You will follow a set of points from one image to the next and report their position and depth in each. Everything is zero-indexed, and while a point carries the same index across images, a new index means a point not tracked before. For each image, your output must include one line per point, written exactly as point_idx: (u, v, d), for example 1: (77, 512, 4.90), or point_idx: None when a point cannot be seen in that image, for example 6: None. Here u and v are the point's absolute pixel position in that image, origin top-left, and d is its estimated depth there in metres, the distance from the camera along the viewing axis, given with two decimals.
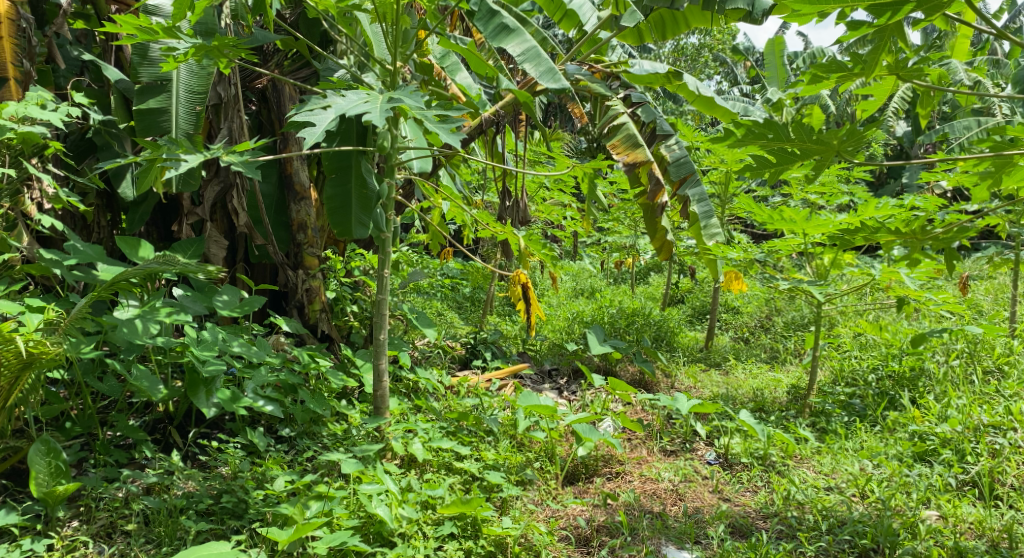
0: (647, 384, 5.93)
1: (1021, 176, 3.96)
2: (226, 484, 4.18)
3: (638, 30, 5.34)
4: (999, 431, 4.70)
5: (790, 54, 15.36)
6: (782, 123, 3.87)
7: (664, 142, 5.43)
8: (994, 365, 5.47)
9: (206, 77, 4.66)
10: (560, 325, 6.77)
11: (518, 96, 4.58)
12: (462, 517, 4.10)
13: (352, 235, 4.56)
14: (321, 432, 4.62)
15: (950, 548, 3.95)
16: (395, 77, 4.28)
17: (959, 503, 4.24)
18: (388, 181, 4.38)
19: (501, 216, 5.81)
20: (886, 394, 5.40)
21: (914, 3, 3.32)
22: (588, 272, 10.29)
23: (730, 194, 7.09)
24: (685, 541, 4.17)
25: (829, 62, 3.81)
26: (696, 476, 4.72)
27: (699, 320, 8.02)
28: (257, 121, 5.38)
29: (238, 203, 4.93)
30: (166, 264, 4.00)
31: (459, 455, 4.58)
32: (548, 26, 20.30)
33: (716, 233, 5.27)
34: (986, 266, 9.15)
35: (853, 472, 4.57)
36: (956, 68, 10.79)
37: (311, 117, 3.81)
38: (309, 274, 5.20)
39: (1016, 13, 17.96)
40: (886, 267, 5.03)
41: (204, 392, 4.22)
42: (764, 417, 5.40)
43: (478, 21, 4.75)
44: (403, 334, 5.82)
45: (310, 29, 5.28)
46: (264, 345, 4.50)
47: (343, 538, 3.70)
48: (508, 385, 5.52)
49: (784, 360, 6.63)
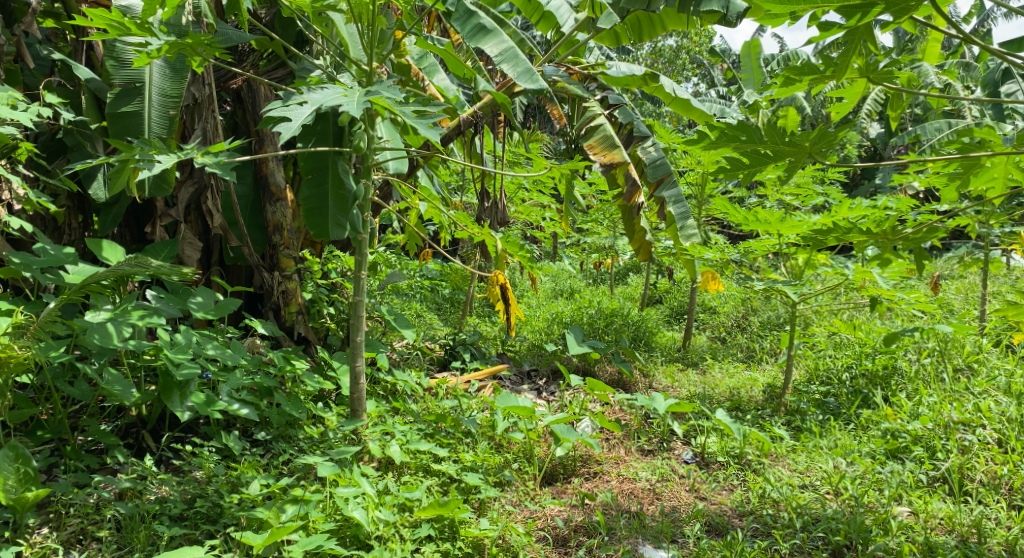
0: (625, 384, 6.01)
1: (988, 178, 4.06)
2: (200, 488, 4.10)
3: (614, 32, 5.44)
4: (968, 428, 4.81)
5: (763, 57, 15.58)
6: (755, 126, 3.91)
7: (641, 143, 5.51)
8: (964, 364, 5.59)
9: (180, 79, 4.58)
10: (538, 325, 6.80)
11: (496, 97, 4.60)
12: (439, 519, 4.06)
13: (330, 236, 4.49)
14: (298, 435, 4.55)
15: (921, 544, 4.02)
16: (371, 77, 4.25)
17: (929, 499, 4.33)
18: (365, 181, 4.34)
19: (479, 217, 5.88)
20: (859, 392, 5.51)
21: (883, 4, 3.37)
22: (566, 274, 10.34)
23: (706, 195, 7.18)
24: (662, 540, 4.18)
25: (802, 64, 3.85)
26: (674, 475, 4.76)
27: (676, 320, 8.13)
28: (233, 122, 5.31)
29: (212, 204, 4.86)
30: (138, 266, 3.95)
31: (437, 457, 4.55)
32: (525, 28, 20.39)
33: (692, 234, 5.42)
34: (956, 265, 9.31)
35: (827, 470, 4.64)
36: (926, 71, 10.97)
37: (287, 111, 3.75)
38: (285, 276, 5.16)
39: (979, 22, 18.39)
40: (859, 267, 5.16)
41: (178, 396, 4.15)
42: (741, 416, 5.47)
43: (455, 21, 4.85)
44: (381, 336, 5.81)
45: (286, 29, 5.24)
46: (239, 349, 4.41)
47: (319, 541, 3.64)
48: (487, 386, 5.53)
49: (759, 359, 6.73)
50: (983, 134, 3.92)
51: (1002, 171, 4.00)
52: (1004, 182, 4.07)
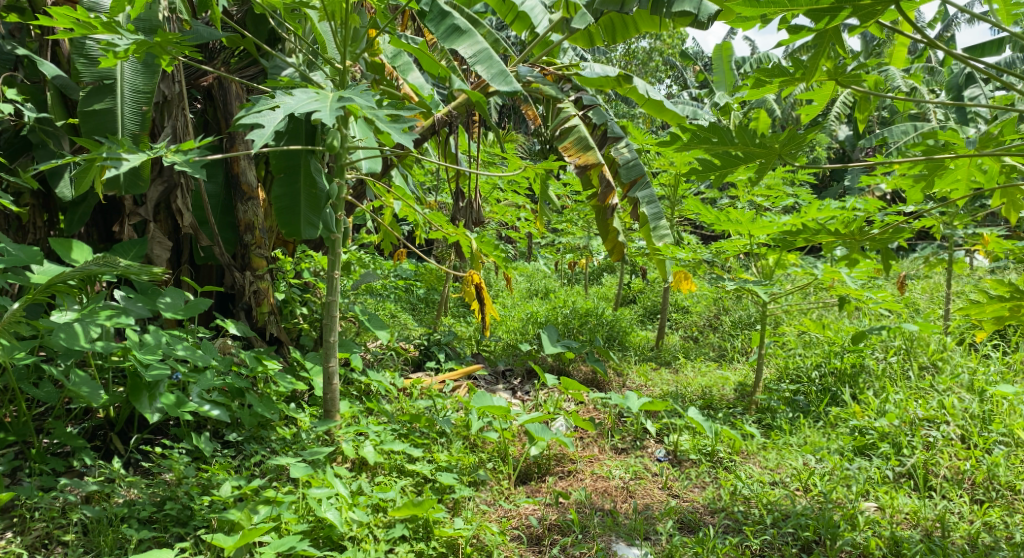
0: (600, 383, 6.09)
1: (953, 179, 4.15)
2: (170, 491, 4.01)
3: (588, 32, 5.50)
4: (932, 424, 4.93)
5: (735, 59, 15.75)
6: (726, 128, 3.96)
7: (615, 144, 5.65)
8: (929, 362, 5.73)
9: (152, 75, 4.49)
10: (514, 325, 6.85)
11: (471, 97, 4.66)
12: (414, 519, 4.04)
13: (301, 235, 4.51)
14: (270, 436, 4.51)
15: (887, 538, 4.10)
16: (344, 76, 4.21)
17: (895, 494, 4.41)
18: (337, 181, 4.30)
19: (454, 217, 6.05)
20: (828, 390, 5.62)
21: (850, 7, 3.43)
22: (541, 274, 10.39)
23: (678, 196, 7.28)
24: (636, 538, 4.22)
25: (773, 66, 3.88)
26: (647, 474, 4.81)
27: (649, 319, 8.24)
28: (203, 119, 5.26)
29: (182, 203, 4.81)
30: (106, 266, 3.86)
31: (411, 458, 4.54)
32: (500, 26, 20.53)
33: (665, 234, 5.57)
34: (921, 265, 9.51)
35: (797, 466, 4.72)
36: (893, 75, 11.15)
37: (259, 117, 3.75)
38: (256, 276, 5.08)
39: (944, 27, 18.70)
40: (828, 267, 5.30)
41: (147, 397, 4.08)
42: (712, 414, 5.55)
43: (429, 22, 4.84)
44: (355, 336, 5.84)
45: (258, 26, 5.19)
46: (210, 349, 4.33)
47: (291, 543, 3.62)
48: (462, 386, 5.57)
49: (731, 358, 6.84)
50: (947, 137, 4.02)
51: (965, 173, 4.09)
52: (967, 183, 4.17)
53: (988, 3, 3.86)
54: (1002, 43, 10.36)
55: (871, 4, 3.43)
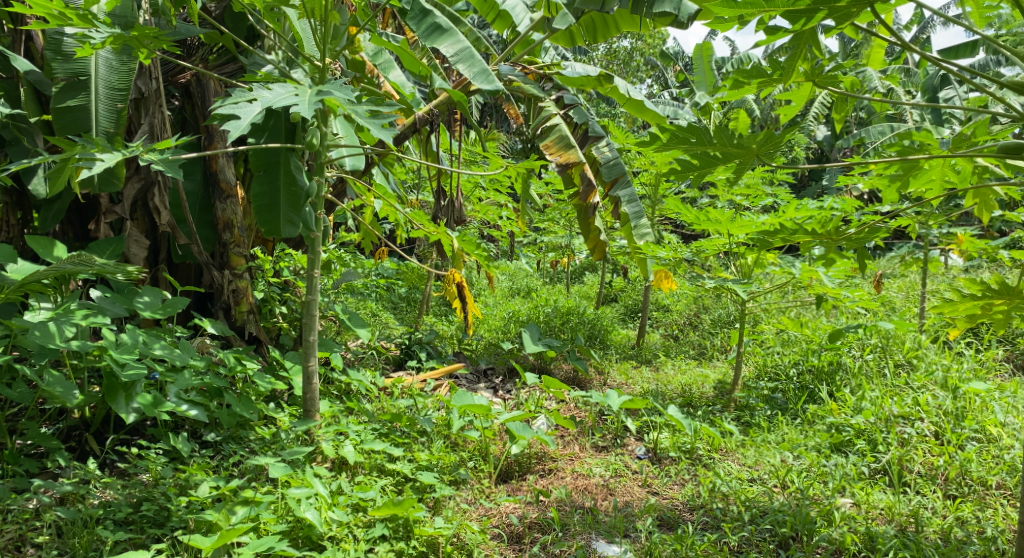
0: (581, 382, 6.13)
1: (927, 179, 4.20)
2: (146, 492, 3.99)
3: (570, 32, 5.57)
4: (907, 421, 4.98)
5: (717, 59, 15.85)
6: (705, 128, 3.98)
7: (596, 143, 5.71)
8: (904, 359, 5.80)
9: (127, 73, 4.46)
10: (495, 325, 6.89)
11: (452, 96, 4.69)
12: (394, 519, 4.04)
13: (281, 234, 4.50)
14: (249, 436, 4.49)
15: (863, 534, 4.14)
16: (324, 73, 4.21)
17: (870, 491, 4.45)
18: (317, 178, 4.33)
19: (435, 215, 6.10)
20: (806, 388, 5.67)
21: (826, 10, 3.46)
22: (523, 273, 10.42)
23: (659, 195, 7.34)
24: (615, 535, 4.24)
25: (751, 67, 3.90)
26: (627, 471, 4.85)
27: (630, 318, 8.30)
28: (181, 117, 5.24)
29: (159, 201, 4.77)
30: (80, 264, 3.82)
31: (392, 457, 4.55)
32: (481, 25, 20.57)
33: (645, 232, 5.63)
34: (897, 265, 9.62)
35: (774, 463, 4.75)
36: (871, 76, 11.26)
37: (236, 109, 3.73)
38: (235, 275, 5.07)
39: (920, 28, 18.87)
40: (806, 266, 5.39)
41: (123, 397, 4.05)
42: (692, 412, 5.60)
43: (410, 20, 4.89)
44: (335, 336, 5.85)
45: (237, 23, 5.19)
46: (188, 348, 4.31)
47: (270, 543, 3.60)
48: (443, 386, 5.60)
49: (711, 356, 6.90)
50: (922, 137, 4.08)
51: (938, 173, 4.14)
52: (940, 183, 4.22)
53: (961, 5, 3.91)
54: (976, 45, 10.50)
55: (847, 5, 3.46)
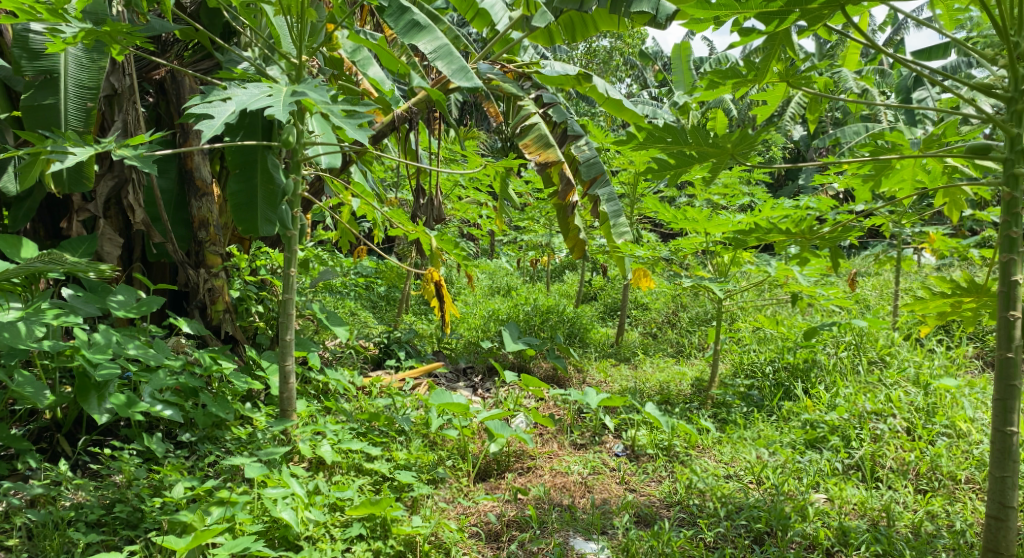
0: (560, 380, 6.16)
1: (899, 179, 4.25)
2: (119, 493, 3.96)
3: (549, 31, 5.60)
4: (880, 417, 5.05)
5: (695, 59, 15.93)
6: (680, 128, 4.01)
7: (575, 142, 5.76)
8: (877, 356, 5.86)
9: (97, 71, 4.43)
10: (475, 323, 6.92)
11: (430, 94, 4.70)
12: (372, 518, 4.04)
13: (258, 232, 4.47)
14: (224, 436, 4.47)
15: (836, 529, 4.18)
16: (300, 71, 4.20)
17: (844, 486, 4.50)
18: (293, 176, 4.33)
19: (415, 214, 6.16)
20: (781, 385, 5.73)
21: (799, 12, 3.50)
22: (503, 271, 10.45)
23: (638, 194, 7.38)
24: (593, 532, 4.26)
25: (725, 68, 3.93)
26: (605, 468, 4.88)
27: (609, 316, 8.34)
28: (155, 113, 5.18)
29: (134, 199, 4.74)
30: (51, 263, 3.78)
31: (370, 456, 4.55)
32: (461, 23, 20.61)
33: (624, 232, 5.67)
34: (872, 264, 9.73)
35: (750, 460, 4.79)
36: (846, 76, 11.37)
37: (209, 109, 3.73)
38: (211, 274, 5.02)
39: (894, 31, 19.07)
40: (781, 265, 5.46)
41: (96, 398, 4.02)
42: (669, 409, 5.64)
43: (388, 17, 4.88)
44: (313, 335, 5.84)
45: (212, 19, 5.15)
46: (162, 348, 4.28)
47: (245, 544, 3.59)
48: (422, 385, 5.60)
49: (688, 353, 6.95)
50: (893, 137, 4.12)
51: (910, 173, 4.19)
52: (912, 183, 4.27)
53: (932, 8, 3.95)
54: (948, 47, 10.63)
55: (820, 8, 3.49)
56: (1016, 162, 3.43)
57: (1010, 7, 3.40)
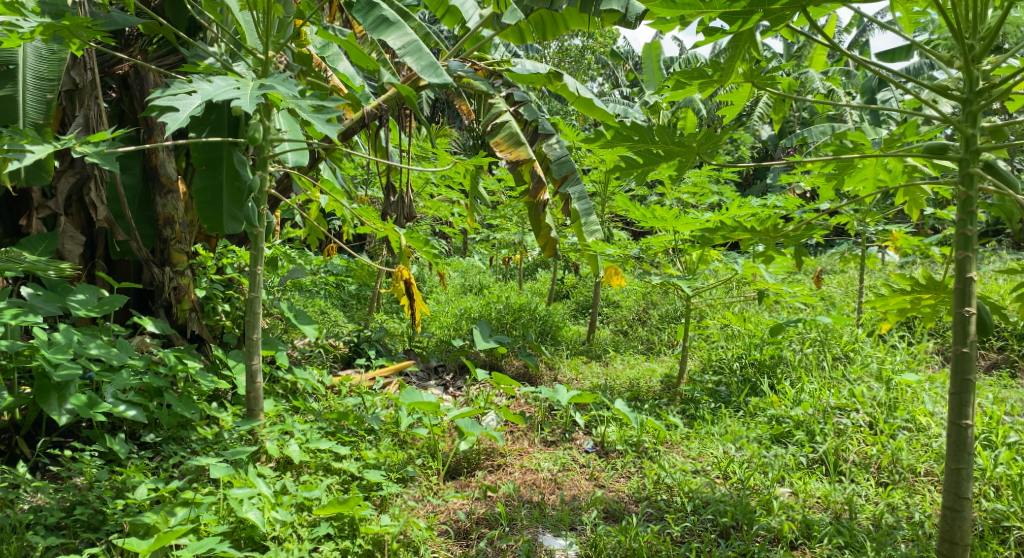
0: (531, 377, 6.19)
1: (861, 178, 4.30)
2: (80, 495, 3.91)
3: (519, 29, 5.61)
4: (844, 412, 5.13)
5: (667, 58, 16.05)
6: (647, 126, 4.03)
7: (546, 140, 5.77)
8: (841, 352, 5.95)
9: (58, 62, 4.37)
10: (447, 321, 6.93)
11: (400, 91, 4.69)
12: (339, 518, 4.03)
13: (224, 229, 4.45)
14: (190, 436, 4.43)
15: (800, 522, 4.23)
16: (267, 67, 4.17)
17: (808, 480, 4.56)
18: (260, 173, 4.30)
19: (385, 211, 6.14)
20: (748, 381, 5.79)
21: (762, 12, 3.53)
22: (475, 269, 10.46)
23: (609, 192, 7.42)
24: (562, 528, 4.28)
25: (691, 68, 3.97)
26: (574, 465, 4.91)
27: (581, 314, 8.38)
28: (119, 109, 5.13)
29: (96, 195, 4.67)
30: (9, 262, 3.73)
31: (338, 456, 4.54)
32: (432, 21, 20.60)
33: (595, 230, 5.69)
34: (838, 262, 9.87)
35: (717, 455, 4.84)
36: (814, 76, 11.50)
37: (174, 101, 3.68)
38: (176, 272, 4.97)
39: (859, 32, 19.37)
40: (748, 263, 5.53)
41: (56, 399, 3.97)
42: (639, 405, 5.68)
43: (357, 13, 4.85)
44: (282, 334, 5.81)
45: (177, 14, 5.09)
46: (125, 347, 4.23)
47: (210, 545, 3.56)
48: (392, 384, 5.60)
49: (658, 350, 7.00)
50: (855, 137, 4.18)
51: (872, 172, 4.24)
52: (873, 182, 4.32)
53: (893, 10, 4.00)
54: (911, 48, 10.80)
55: (782, 8, 3.53)
56: (971, 162, 3.49)
57: (965, 11, 3.46)
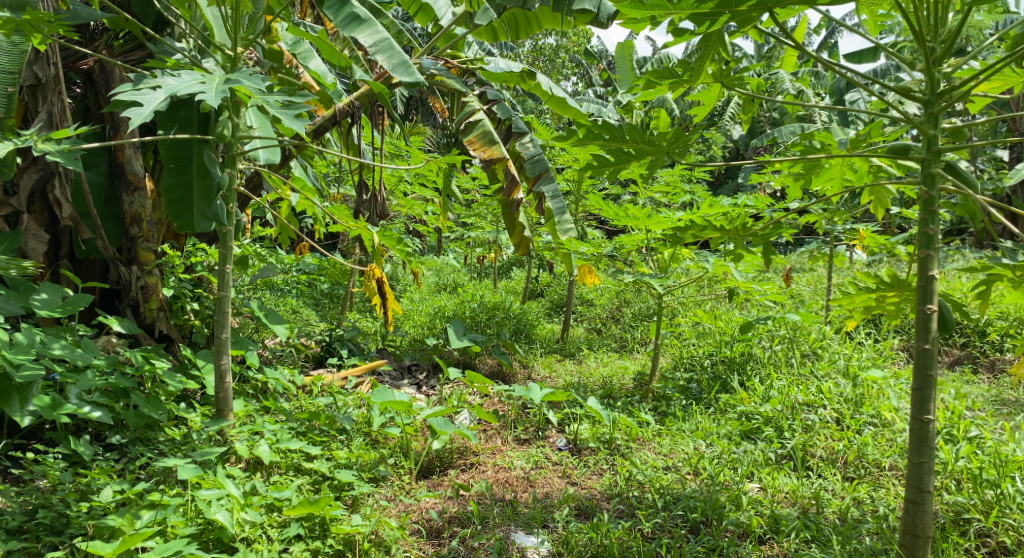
0: (505, 376, 6.19)
1: (828, 178, 4.36)
2: (43, 498, 3.85)
3: (492, 28, 5.60)
4: (812, 408, 5.19)
5: (640, 58, 16.13)
6: (618, 125, 4.05)
7: (520, 139, 5.78)
8: (810, 349, 6.02)
9: (19, 55, 4.21)
10: (420, 320, 6.92)
11: (372, 89, 4.66)
12: (310, 518, 4.01)
13: (195, 228, 4.44)
14: (157, 437, 4.38)
15: (768, 517, 4.27)
16: (235, 64, 4.14)
17: (777, 475, 4.60)
18: (229, 170, 4.27)
19: (358, 209, 6.10)
20: (719, 378, 5.83)
21: (730, 14, 3.55)
22: (450, 268, 10.46)
23: (583, 191, 7.44)
24: (534, 526, 4.29)
25: (660, 68, 3.98)
26: (547, 463, 4.92)
27: (555, 312, 8.40)
28: (83, 105, 5.07)
29: (61, 192, 4.64)
30: None
31: (309, 456, 4.52)
32: (405, 19, 20.58)
33: (569, 228, 5.67)
34: (808, 260, 9.99)
35: (687, 451, 4.87)
36: (785, 76, 11.60)
37: (138, 96, 3.65)
38: (144, 271, 4.93)
39: (829, 32, 19.59)
40: (718, 261, 5.56)
41: (18, 400, 3.91)
42: (612, 402, 5.70)
43: (326, 9, 4.80)
44: (253, 333, 5.77)
45: (144, 9, 4.98)
46: (90, 347, 4.19)
47: (177, 547, 3.54)
48: (365, 383, 5.58)
49: (631, 348, 7.03)
50: (822, 138, 4.22)
51: (839, 171, 4.29)
52: (839, 181, 4.37)
53: (859, 12, 4.04)
54: (879, 49, 10.93)
55: (748, 10, 3.56)
56: (933, 162, 3.54)
57: (926, 14, 3.50)
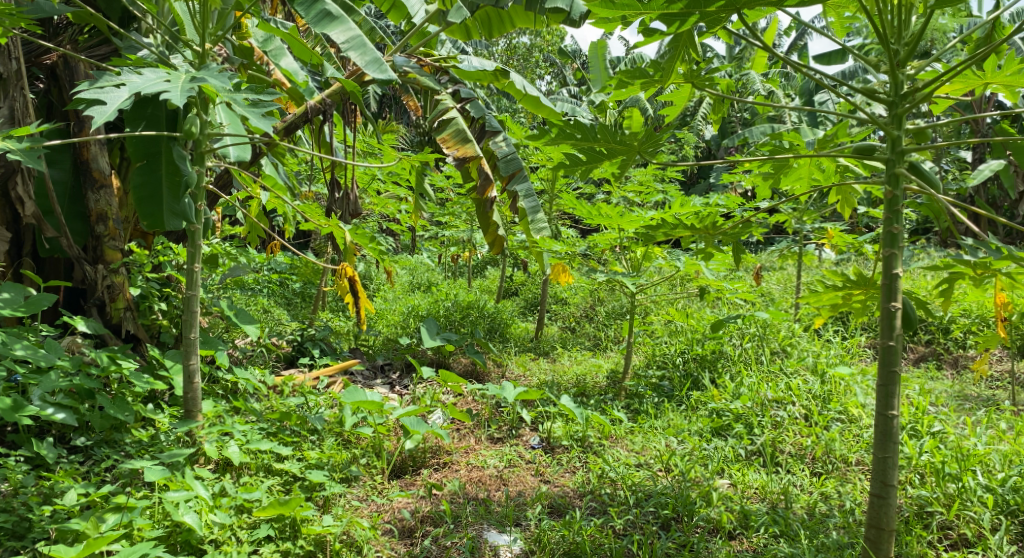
0: (478, 375, 6.19)
1: (796, 177, 4.40)
2: (5, 502, 3.77)
3: (465, 26, 5.59)
4: (781, 405, 5.24)
5: (615, 57, 16.20)
6: (589, 124, 4.05)
7: (493, 138, 5.76)
8: (779, 347, 6.07)
9: None
10: (393, 320, 6.90)
11: (345, 86, 4.63)
12: (280, 518, 3.98)
13: (164, 226, 4.38)
14: (123, 439, 4.33)
15: (738, 513, 4.30)
16: (202, 61, 4.09)
17: (747, 471, 4.63)
18: (196, 168, 4.22)
19: (330, 208, 6.03)
20: (690, 375, 5.86)
21: (699, 13, 3.57)
22: (424, 267, 10.43)
23: (556, 190, 7.45)
24: (506, 524, 4.28)
25: (631, 67, 3.98)
26: (520, 461, 4.93)
27: (529, 311, 8.41)
28: (48, 101, 5.00)
29: (23, 189, 4.57)
30: None
31: (280, 456, 4.48)
32: (379, 17, 20.52)
33: (542, 227, 5.70)
34: (779, 260, 10.08)
35: (659, 448, 4.89)
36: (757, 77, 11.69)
37: (101, 94, 3.60)
38: (110, 270, 4.87)
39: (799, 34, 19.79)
40: (690, 259, 5.59)
41: None
42: (584, 401, 5.71)
43: (297, 6, 4.76)
44: (223, 333, 5.71)
45: (109, 4, 4.92)
46: (53, 348, 4.13)
47: (144, 549, 3.50)
48: (336, 382, 5.55)
49: (605, 346, 7.05)
50: (791, 138, 4.26)
51: (806, 171, 4.33)
52: (808, 181, 4.42)
53: (826, 14, 4.08)
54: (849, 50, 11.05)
55: (717, 10, 3.58)
56: (898, 162, 3.58)
57: (890, 17, 3.54)
